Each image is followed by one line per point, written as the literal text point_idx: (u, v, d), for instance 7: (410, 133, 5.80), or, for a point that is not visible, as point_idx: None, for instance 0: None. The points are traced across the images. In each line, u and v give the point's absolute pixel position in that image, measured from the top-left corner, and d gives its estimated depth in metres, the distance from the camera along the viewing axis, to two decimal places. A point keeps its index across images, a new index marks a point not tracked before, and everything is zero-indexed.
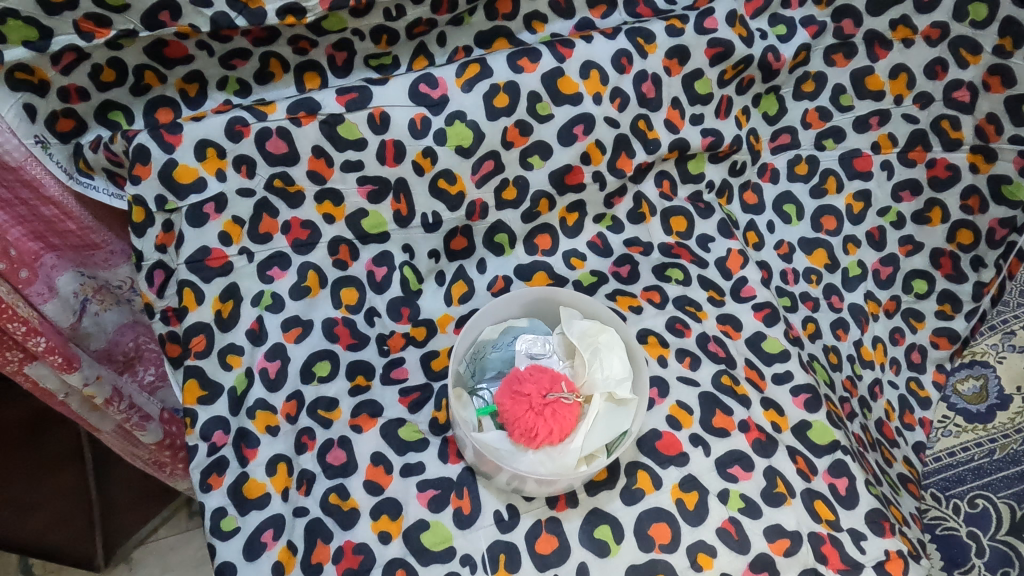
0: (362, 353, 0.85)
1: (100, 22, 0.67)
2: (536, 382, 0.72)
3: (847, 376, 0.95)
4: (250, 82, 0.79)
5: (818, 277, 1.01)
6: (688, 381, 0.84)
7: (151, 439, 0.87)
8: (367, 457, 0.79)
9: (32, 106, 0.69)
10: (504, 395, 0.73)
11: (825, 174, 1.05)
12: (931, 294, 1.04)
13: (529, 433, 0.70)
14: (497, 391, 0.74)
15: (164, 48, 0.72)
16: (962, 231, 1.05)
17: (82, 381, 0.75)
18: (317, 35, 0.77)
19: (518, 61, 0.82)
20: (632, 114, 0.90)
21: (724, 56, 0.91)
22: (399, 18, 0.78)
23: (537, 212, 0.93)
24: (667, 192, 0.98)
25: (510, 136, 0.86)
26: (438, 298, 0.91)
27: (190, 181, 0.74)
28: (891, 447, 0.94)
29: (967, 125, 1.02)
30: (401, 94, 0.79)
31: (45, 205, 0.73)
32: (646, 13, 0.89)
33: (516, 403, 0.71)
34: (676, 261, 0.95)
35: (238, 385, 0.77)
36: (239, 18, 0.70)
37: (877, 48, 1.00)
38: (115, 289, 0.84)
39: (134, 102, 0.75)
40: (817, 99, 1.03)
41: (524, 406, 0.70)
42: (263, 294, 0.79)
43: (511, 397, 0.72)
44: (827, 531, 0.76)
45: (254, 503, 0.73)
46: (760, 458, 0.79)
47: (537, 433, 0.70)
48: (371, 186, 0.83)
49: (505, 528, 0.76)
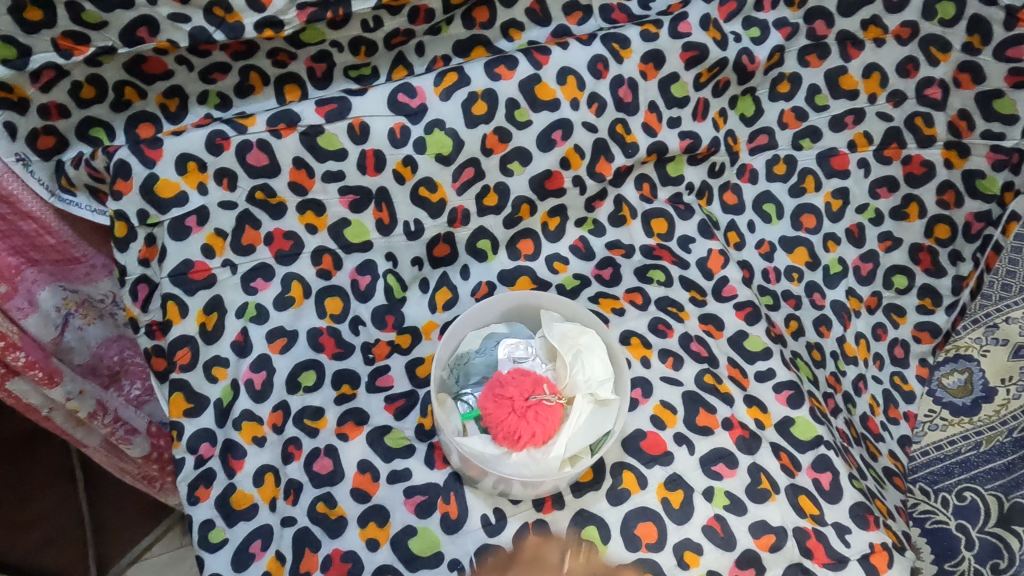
0: (347, 361, 0.85)
1: (79, 39, 0.67)
2: (518, 386, 0.73)
3: (831, 372, 0.96)
4: (230, 96, 0.80)
5: (800, 275, 1.02)
6: (671, 381, 0.84)
7: (138, 453, 0.88)
8: (353, 465, 0.79)
9: (12, 124, 0.70)
10: (487, 398, 0.73)
11: (803, 173, 1.06)
12: (912, 289, 1.06)
13: (512, 436, 0.70)
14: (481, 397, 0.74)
15: (143, 63, 0.72)
16: (939, 226, 1.06)
17: (65, 395, 0.76)
18: (296, 47, 0.77)
19: (495, 68, 0.83)
20: (610, 119, 0.91)
21: (700, 59, 0.93)
22: (376, 29, 0.79)
23: (518, 218, 0.93)
24: (647, 195, 0.99)
25: (490, 143, 0.86)
26: (423, 305, 0.92)
27: (172, 196, 0.75)
28: (877, 442, 0.95)
29: (940, 122, 1.03)
30: (380, 104, 0.80)
31: (24, 221, 0.74)
32: (621, 19, 0.91)
33: (499, 407, 0.72)
34: (658, 262, 0.96)
35: (224, 397, 0.77)
36: (217, 33, 0.71)
37: (850, 48, 1.01)
38: (97, 303, 0.84)
39: (115, 118, 0.76)
40: (793, 99, 1.04)
41: (507, 410, 0.71)
42: (247, 305, 0.80)
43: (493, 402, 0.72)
44: (812, 525, 0.77)
45: (242, 513, 0.74)
46: (743, 455, 0.80)
47: (520, 436, 0.70)
48: (352, 197, 0.84)
49: (493, 532, 0.76)
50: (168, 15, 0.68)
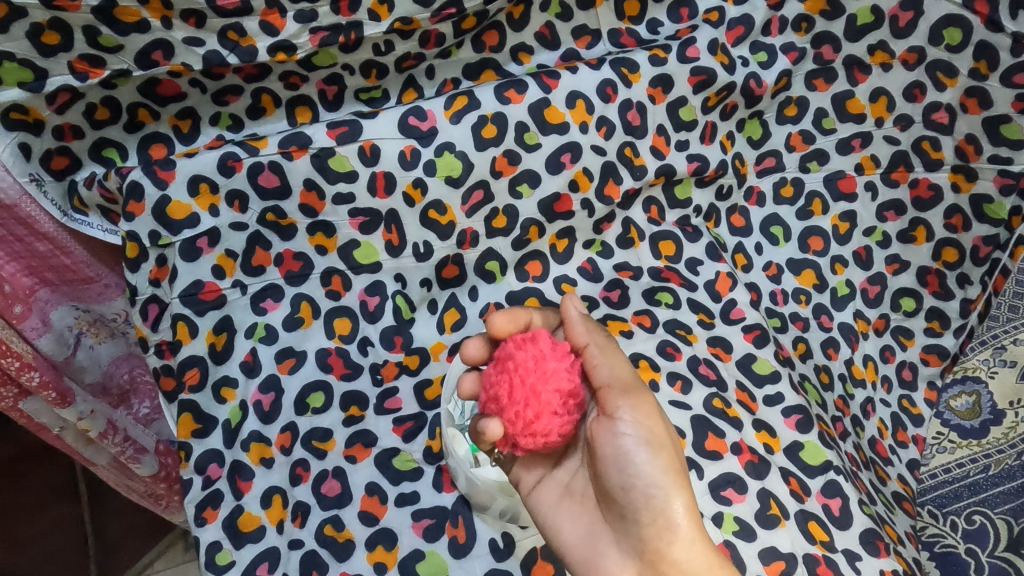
0: (356, 383, 0.85)
1: (95, 62, 0.68)
2: (540, 372, 0.61)
3: (839, 396, 0.96)
4: (242, 117, 0.81)
5: (807, 297, 1.02)
6: (680, 405, 0.83)
7: (146, 471, 0.88)
8: (361, 488, 0.79)
9: (27, 145, 0.70)
10: (505, 374, 0.62)
11: (810, 196, 1.06)
12: (920, 312, 1.05)
13: (516, 414, 0.60)
14: (486, 377, 0.65)
15: (157, 85, 0.73)
16: (946, 249, 1.05)
17: (76, 415, 0.77)
18: (308, 70, 0.78)
19: (505, 92, 0.84)
20: (619, 142, 0.92)
21: (707, 83, 0.94)
22: (387, 52, 0.80)
23: (527, 239, 0.93)
24: (655, 217, 0.99)
25: (498, 166, 0.87)
26: (431, 326, 0.91)
27: (184, 217, 0.75)
28: (885, 466, 0.94)
29: (947, 146, 1.02)
30: (390, 127, 0.81)
31: (39, 242, 0.74)
32: (630, 43, 0.92)
33: (515, 383, 0.61)
34: (666, 285, 0.96)
35: (232, 418, 0.78)
36: (230, 56, 0.72)
37: (857, 73, 1.02)
38: (109, 322, 0.84)
39: (128, 139, 0.77)
40: (800, 123, 1.06)
41: (519, 386, 0.60)
42: (256, 326, 0.81)
43: (528, 399, 0.60)
44: (822, 552, 0.76)
45: (249, 536, 0.73)
46: (753, 480, 0.79)
47: (522, 417, 0.60)
48: (362, 218, 0.85)
49: (500, 557, 0.75)
50: (183, 38, 0.70)
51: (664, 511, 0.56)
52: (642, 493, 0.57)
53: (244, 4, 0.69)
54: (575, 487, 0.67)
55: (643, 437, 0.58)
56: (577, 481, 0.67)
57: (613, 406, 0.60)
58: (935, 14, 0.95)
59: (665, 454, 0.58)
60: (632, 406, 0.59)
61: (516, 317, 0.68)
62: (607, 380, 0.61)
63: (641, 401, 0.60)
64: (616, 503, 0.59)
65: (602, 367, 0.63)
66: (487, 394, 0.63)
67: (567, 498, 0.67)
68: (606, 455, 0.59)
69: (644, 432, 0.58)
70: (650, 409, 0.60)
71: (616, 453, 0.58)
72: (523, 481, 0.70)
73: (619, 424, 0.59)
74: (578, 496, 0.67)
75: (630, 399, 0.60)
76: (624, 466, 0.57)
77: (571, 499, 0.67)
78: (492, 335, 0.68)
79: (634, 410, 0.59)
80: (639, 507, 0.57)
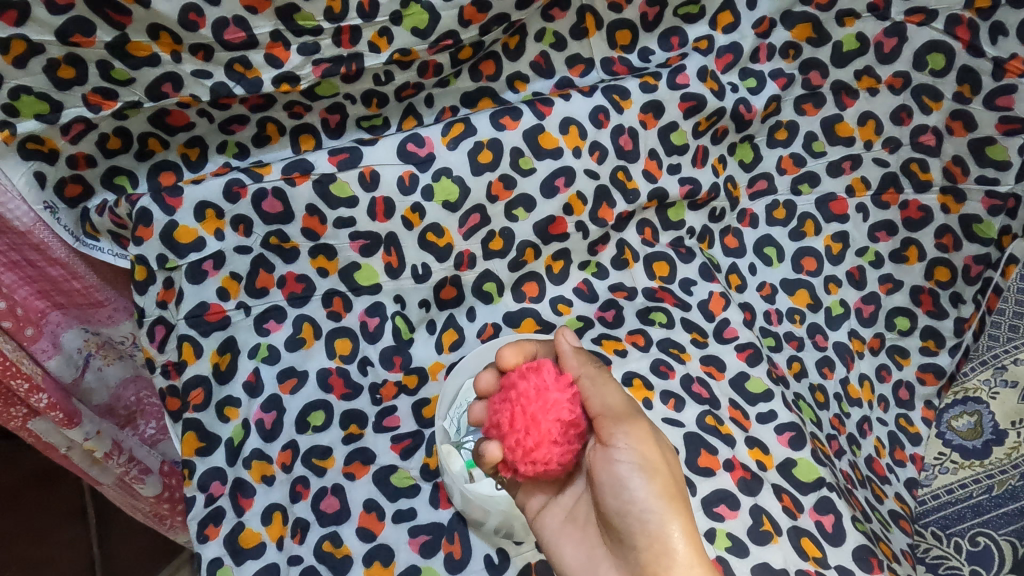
0: (355, 402, 0.87)
1: (107, 94, 0.72)
2: (542, 403, 0.62)
3: (834, 414, 0.96)
4: (249, 145, 0.84)
5: (801, 317, 1.04)
6: (673, 423, 0.85)
7: (151, 491, 0.89)
8: (359, 504, 0.81)
9: (42, 173, 0.73)
10: (508, 403, 0.64)
11: (803, 218, 1.08)
12: (914, 331, 1.05)
13: (516, 441, 0.61)
14: (493, 404, 0.67)
15: (166, 116, 0.77)
16: (939, 268, 1.06)
17: (82, 436, 0.78)
18: (311, 100, 0.82)
19: (500, 119, 0.88)
20: (611, 166, 0.95)
21: (698, 108, 0.97)
22: (387, 82, 0.84)
23: (524, 261, 0.96)
24: (649, 239, 1.01)
25: (494, 190, 0.90)
26: (430, 346, 0.93)
27: (190, 241, 0.78)
28: (882, 484, 0.94)
29: (935, 167, 1.04)
30: (390, 153, 0.85)
31: (52, 266, 0.77)
32: (621, 71, 0.95)
33: (515, 412, 0.62)
34: (660, 305, 0.97)
35: (235, 436, 0.80)
36: (236, 87, 0.75)
37: (845, 97, 1.05)
38: (117, 344, 0.86)
39: (139, 166, 0.80)
40: (790, 146, 1.08)
41: (520, 414, 0.62)
42: (259, 346, 0.84)
43: (528, 428, 0.61)
44: (815, 568, 0.76)
45: (249, 552, 0.75)
46: (745, 496, 0.80)
47: (521, 444, 0.61)
48: (362, 241, 0.87)
49: (495, 572, 0.77)
50: (191, 71, 0.73)
51: (660, 536, 0.56)
52: (637, 518, 0.58)
53: (250, 38, 0.73)
54: (578, 513, 0.68)
55: (637, 462, 0.59)
56: (580, 507, 0.68)
57: (608, 433, 0.61)
58: (918, 40, 0.99)
59: (659, 478, 0.58)
60: (626, 432, 0.60)
61: (524, 349, 0.69)
62: (602, 408, 0.62)
63: (636, 426, 0.61)
64: (614, 528, 0.60)
65: (595, 397, 0.63)
66: (492, 420, 0.66)
67: (570, 524, 0.68)
68: (603, 482, 0.60)
69: (639, 457, 0.59)
70: (644, 435, 0.60)
71: (612, 480, 0.59)
72: (528, 505, 0.71)
73: (614, 451, 0.60)
74: (580, 521, 0.67)
75: (625, 426, 0.61)
76: (620, 492, 0.59)
77: (573, 525, 0.68)
78: (502, 366, 0.69)
79: (628, 436, 0.60)
80: (635, 531, 0.58)
